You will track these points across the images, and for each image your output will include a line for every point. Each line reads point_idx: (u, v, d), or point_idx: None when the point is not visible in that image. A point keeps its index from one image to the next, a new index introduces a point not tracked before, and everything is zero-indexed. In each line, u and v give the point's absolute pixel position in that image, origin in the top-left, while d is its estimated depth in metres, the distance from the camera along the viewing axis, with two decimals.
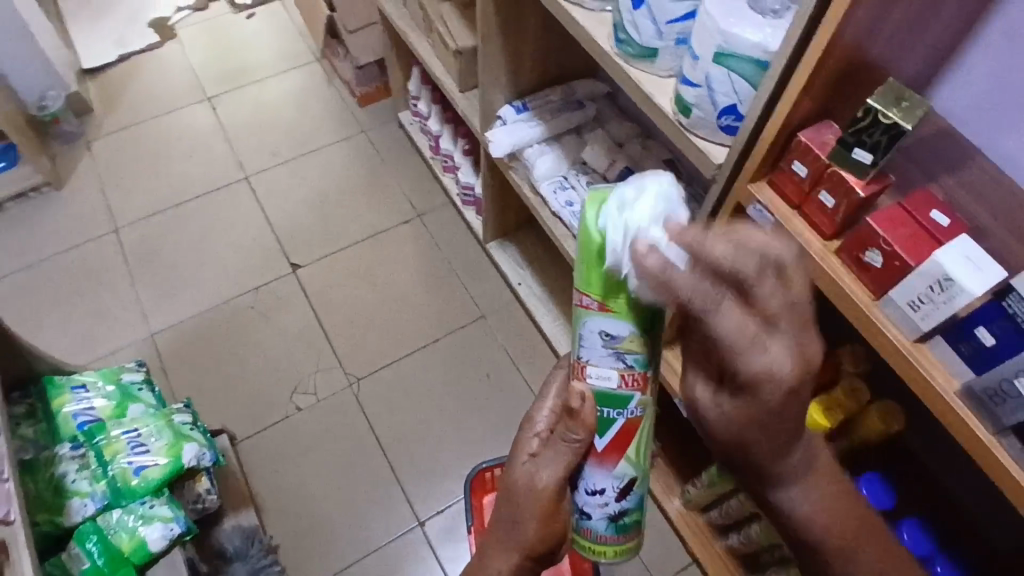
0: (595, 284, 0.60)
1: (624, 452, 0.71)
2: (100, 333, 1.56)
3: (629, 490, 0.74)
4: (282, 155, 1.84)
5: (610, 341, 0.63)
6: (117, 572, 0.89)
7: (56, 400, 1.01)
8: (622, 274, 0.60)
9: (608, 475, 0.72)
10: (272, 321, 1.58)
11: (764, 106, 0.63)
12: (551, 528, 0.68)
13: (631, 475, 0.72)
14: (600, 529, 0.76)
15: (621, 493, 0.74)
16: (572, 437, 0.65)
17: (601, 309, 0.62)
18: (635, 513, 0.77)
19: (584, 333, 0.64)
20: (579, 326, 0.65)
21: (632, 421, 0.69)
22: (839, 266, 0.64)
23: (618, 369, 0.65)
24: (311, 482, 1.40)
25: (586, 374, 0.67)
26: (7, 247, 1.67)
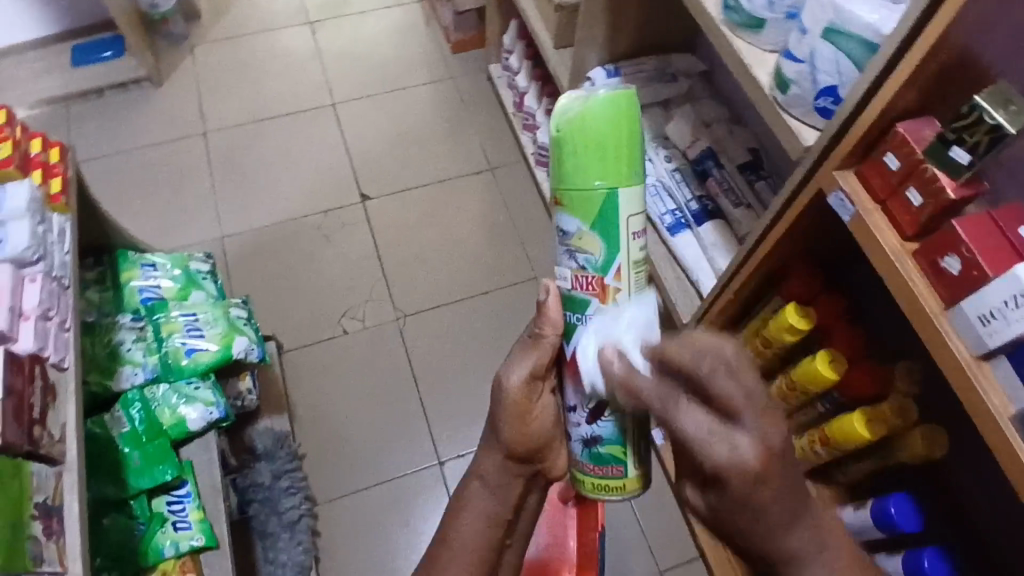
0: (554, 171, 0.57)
1: None
2: (174, 227, 1.64)
3: (602, 414, 0.62)
4: (370, 88, 1.87)
5: (564, 238, 0.59)
6: (153, 441, 0.94)
7: (126, 273, 1.07)
8: (595, 168, 0.55)
9: (579, 390, 0.61)
10: (334, 245, 1.63)
11: (864, 92, 0.62)
12: (531, 433, 0.69)
13: (602, 396, 0.61)
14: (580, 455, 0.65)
15: (599, 414, 0.62)
16: (537, 332, 0.62)
17: (557, 199, 0.58)
18: (615, 448, 0.64)
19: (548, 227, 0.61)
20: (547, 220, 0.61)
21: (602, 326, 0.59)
22: (913, 269, 0.62)
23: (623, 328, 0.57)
24: (343, 403, 1.45)
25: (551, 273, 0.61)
26: (105, 132, 1.77)
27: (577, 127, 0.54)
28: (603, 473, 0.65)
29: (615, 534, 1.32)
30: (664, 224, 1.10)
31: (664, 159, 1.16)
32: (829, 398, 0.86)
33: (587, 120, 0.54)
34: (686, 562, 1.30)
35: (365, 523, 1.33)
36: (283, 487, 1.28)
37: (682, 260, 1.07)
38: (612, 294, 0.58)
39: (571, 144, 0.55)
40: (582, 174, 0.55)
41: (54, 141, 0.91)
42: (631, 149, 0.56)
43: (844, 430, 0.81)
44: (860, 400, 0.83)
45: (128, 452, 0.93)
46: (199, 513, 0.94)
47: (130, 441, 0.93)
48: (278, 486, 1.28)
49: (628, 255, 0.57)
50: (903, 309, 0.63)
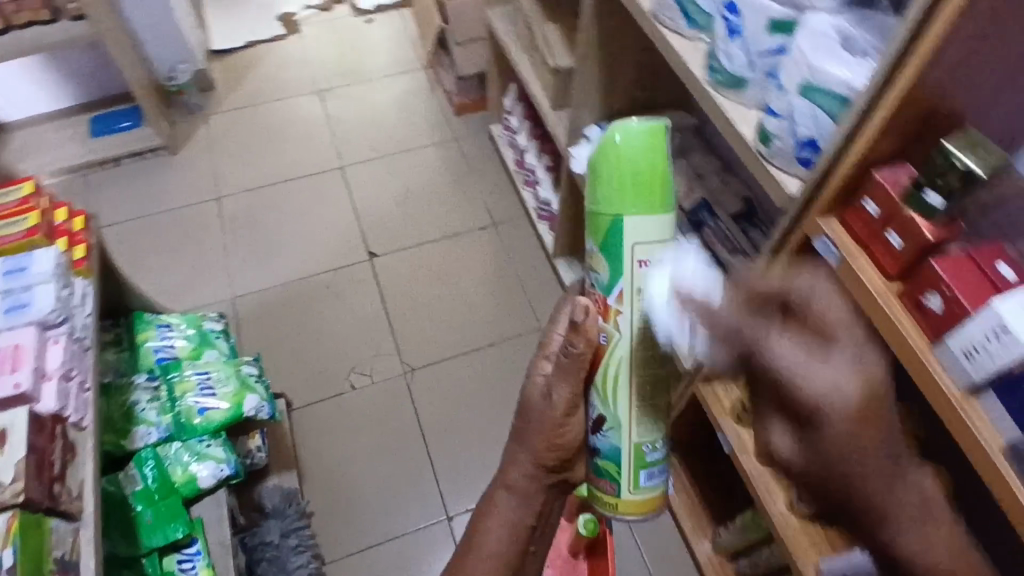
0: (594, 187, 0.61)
1: (598, 374, 0.67)
2: (188, 288, 1.69)
3: (602, 429, 0.69)
4: (377, 151, 1.94)
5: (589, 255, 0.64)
6: (165, 499, 0.95)
7: (141, 334, 1.11)
8: (627, 200, 0.59)
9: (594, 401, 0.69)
10: (342, 301, 1.67)
11: (840, 143, 0.66)
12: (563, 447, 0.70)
13: (600, 410, 0.68)
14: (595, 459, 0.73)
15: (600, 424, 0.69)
16: (572, 351, 0.64)
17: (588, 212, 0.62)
18: (609, 465, 0.70)
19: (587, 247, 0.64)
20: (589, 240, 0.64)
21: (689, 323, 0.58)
22: (898, 308, 0.65)
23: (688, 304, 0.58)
24: (353, 459, 1.45)
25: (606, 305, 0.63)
26: (123, 199, 1.84)
27: (617, 156, 0.58)
28: (599, 484, 0.73)
29: None
30: None
31: None
32: None
33: (628, 149, 0.58)
34: None
35: None
36: (291, 546, 1.28)
37: None
38: (614, 315, 0.63)
39: (608, 172, 0.59)
40: (613, 206, 0.59)
41: (77, 210, 0.96)
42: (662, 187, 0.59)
43: None
44: None
45: (140, 510, 0.94)
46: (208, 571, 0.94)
47: (142, 499, 0.94)
48: (286, 545, 1.27)
49: (631, 284, 0.61)
50: (892, 348, 0.65)
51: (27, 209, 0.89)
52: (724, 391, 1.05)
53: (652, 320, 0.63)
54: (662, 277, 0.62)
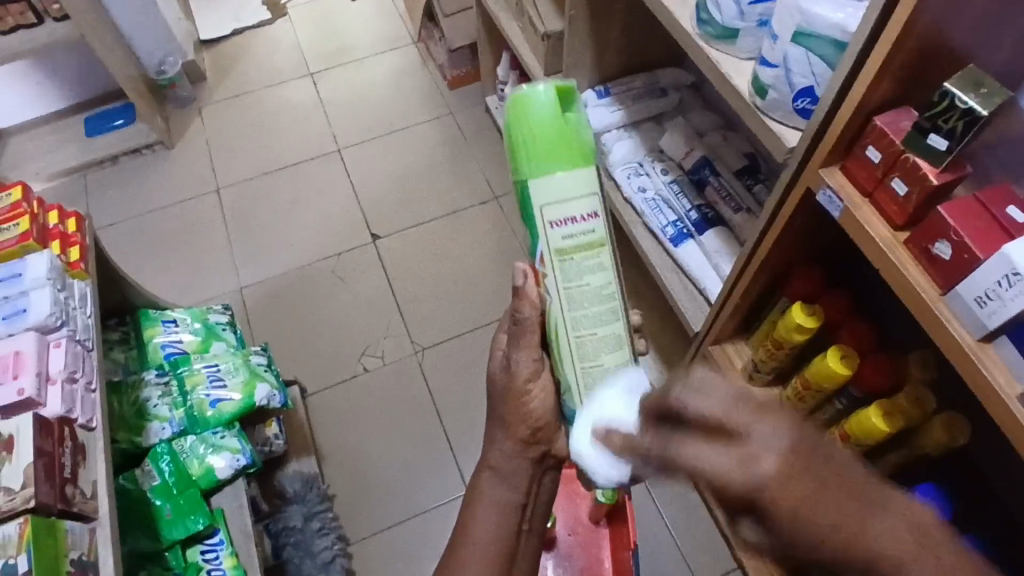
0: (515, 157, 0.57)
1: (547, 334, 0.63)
2: (195, 282, 1.69)
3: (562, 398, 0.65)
4: (373, 131, 1.92)
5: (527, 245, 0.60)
6: (184, 492, 0.97)
7: (148, 330, 1.11)
8: (546, 157, 0.54)
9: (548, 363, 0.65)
10: (348, 285, 1.66)
11: (837, 90, 0.63)
12: (532, 416, 0.67)
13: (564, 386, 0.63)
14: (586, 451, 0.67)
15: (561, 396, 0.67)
16: (520, 317, 0.62)
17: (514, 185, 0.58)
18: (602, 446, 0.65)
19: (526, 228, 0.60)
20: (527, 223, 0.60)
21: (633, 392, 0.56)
22: (906, 258, 0.63)
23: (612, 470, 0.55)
24: (370, 442, 1.46)
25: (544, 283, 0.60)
26: (124, 197, 1.84)
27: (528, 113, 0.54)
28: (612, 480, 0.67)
29: (651, 551, 1.30)
30: (665, 237, 1.11)
31: (662, 172, 1.17)
32: (846, 394, 0.86)
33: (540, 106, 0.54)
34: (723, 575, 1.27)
35: (400, 559, 1.34)
36: (315, 529, 1.29)
37: (688, 270, 1.08)
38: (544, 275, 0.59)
39: (523, 131, 0.54)
40: (532, 163, 0.55)
41: (71, 212, 0.96)
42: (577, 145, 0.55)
43: (864, 425, 0.80)
44: (875, 393, 0.82)
45: (160, 504, 0.95)
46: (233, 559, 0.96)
47: (161, 493, 0.96)
48: (310, 528, 1.29)
49: (549, 244, 0.57)
50: (901, 299, 0.64)
51: (16, 214, 0.89)
52: (735, 352, 1.03)
53: (586, 277, 0.58)
54: (587, 233, 0.57)
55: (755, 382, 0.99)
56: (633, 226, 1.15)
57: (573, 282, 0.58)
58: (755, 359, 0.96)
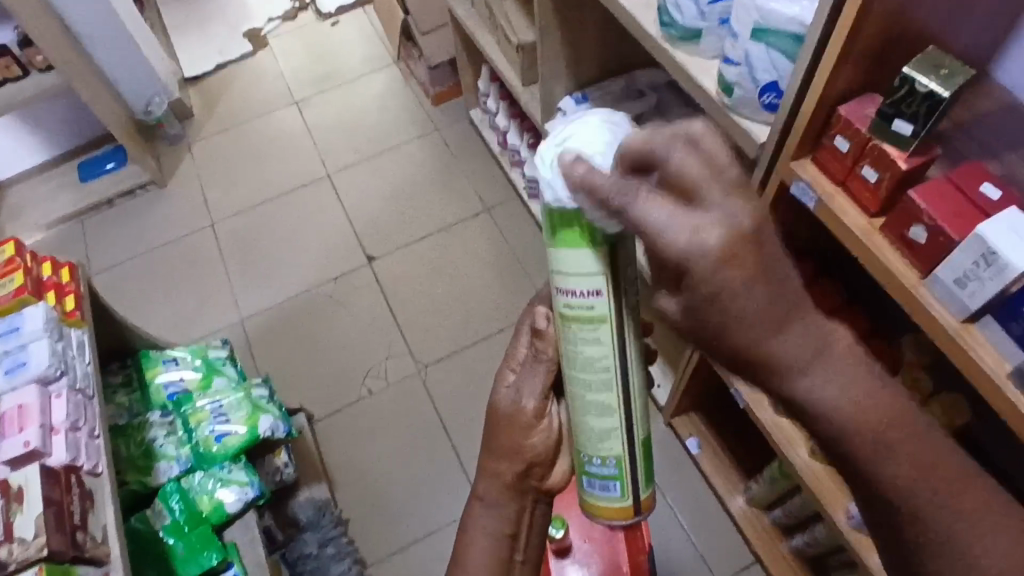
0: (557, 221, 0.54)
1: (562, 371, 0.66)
2: (197, 317, 1.70)
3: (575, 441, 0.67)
4: (361, 154, 1.93)
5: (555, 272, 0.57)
6: (195, 529, 0.97)
7: (150, 371, 1.12)
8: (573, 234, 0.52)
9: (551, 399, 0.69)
10: (348, 308, 1.68)
11: (800, 83, 0.64)
12: (530, 451, 0.71)
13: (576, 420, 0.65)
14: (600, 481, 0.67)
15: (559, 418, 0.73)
16: (543, 357, 0.68)
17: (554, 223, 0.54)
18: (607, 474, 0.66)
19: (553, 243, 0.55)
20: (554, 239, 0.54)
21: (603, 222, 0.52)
22: (883, 244, 0.63)
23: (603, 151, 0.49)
24: (380, 463, 1.47)
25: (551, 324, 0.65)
26: (122, 239, 1.86)
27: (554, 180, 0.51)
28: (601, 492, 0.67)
29: (667, 551, 1.30)
30: None
31: None
32: None
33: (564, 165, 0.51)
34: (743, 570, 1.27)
35: None
36: (331, 554, 1.30)
37: None
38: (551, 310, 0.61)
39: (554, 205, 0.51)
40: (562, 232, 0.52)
41: (63, 261, 0.97)
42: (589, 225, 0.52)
43: None
44: None
45: (173, 543, 0.96)
46: None
47: (173, 532, 0.96)
48: (326, 554, 1.30)
49: (555, 304, 0.57)
50: (883, 285, 0.64)
51: (11, 269, 0.90)
52: None
53: (597, 343, 0.58)
54: (587, 308, 0.55)
55: None
56: None
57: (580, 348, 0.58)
58: None
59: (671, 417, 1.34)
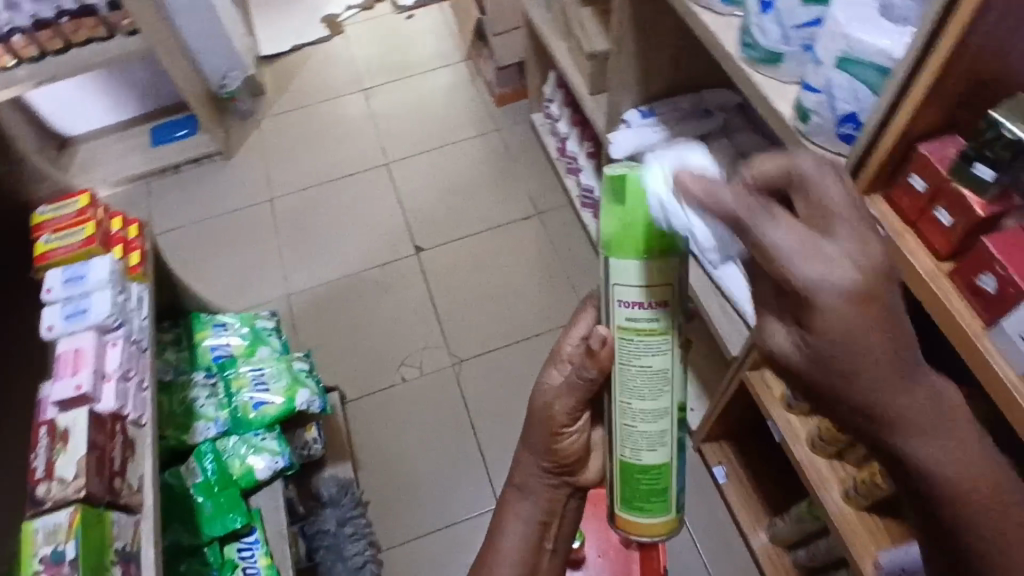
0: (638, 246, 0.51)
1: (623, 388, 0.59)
2: (247, 288, 1.75)
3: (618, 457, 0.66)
4: (421, 146, 1.96)
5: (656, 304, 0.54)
6: (224, 490, 1.01)
7: (199, 333, 1.17)
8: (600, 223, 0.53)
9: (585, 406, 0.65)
10: (391, 295, 1.70)
11: (883, 115, 0.63)
12: (558, 455, 0.70)
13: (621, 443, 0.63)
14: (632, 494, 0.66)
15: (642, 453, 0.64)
16: (585, 375, 0.61)
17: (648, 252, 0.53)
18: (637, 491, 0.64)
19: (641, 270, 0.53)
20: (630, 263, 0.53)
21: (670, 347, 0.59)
22: (950, 289, 0.61)
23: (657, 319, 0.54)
24: (404, 453, 1.48)
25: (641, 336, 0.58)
26: (185, 204, 1.92)
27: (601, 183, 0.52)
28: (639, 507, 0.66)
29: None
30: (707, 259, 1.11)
31: None
32: None
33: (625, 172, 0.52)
34: None
35: (431, 570, 1.35)
36: (348, 533, 1.32)
37: (731, 295, 1.07)
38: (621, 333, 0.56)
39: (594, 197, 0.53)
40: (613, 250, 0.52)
41: (132, 218, 1.02)
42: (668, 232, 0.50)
43: None
44: None
45: (201, 501, 0.99)
46: (267, 558, 1.00)
47: (203, 490, 1.00)
48: (343, 532, 1.32)
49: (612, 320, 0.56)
50: (944, 330, 0.62)
51: (82, 220, 0.94)
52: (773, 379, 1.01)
53: (647, 358, 0.56)
54: (648, 321, 0.55)
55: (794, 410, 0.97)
56: None
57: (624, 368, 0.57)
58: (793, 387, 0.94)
59: (701, 442, 1.32)
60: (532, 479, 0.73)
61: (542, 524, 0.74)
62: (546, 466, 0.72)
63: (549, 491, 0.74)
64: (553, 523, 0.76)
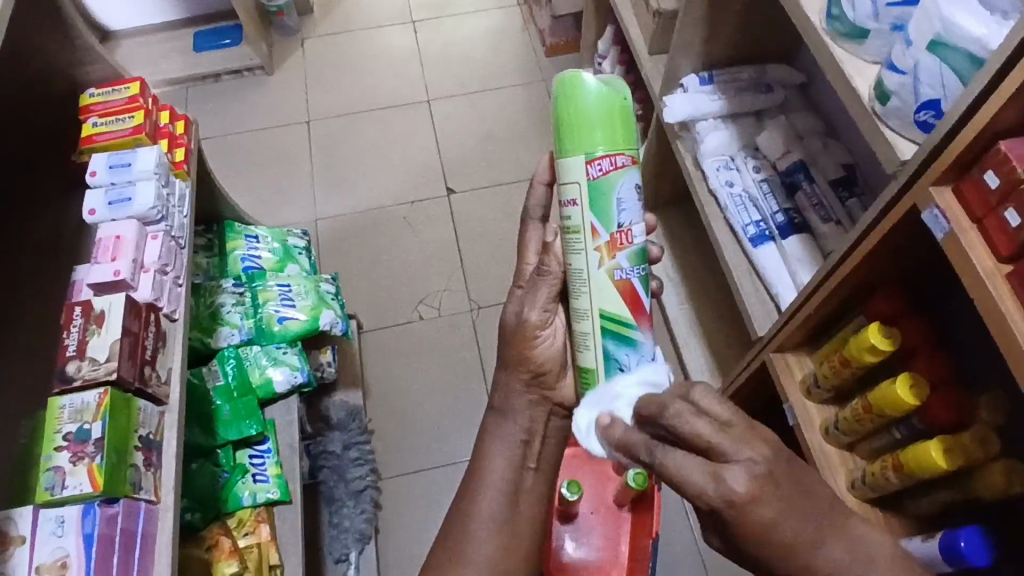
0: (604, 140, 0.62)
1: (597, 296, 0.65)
2: (275, 206, 1.75)
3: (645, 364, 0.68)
4: (465, 87, 1.93)
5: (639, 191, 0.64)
6: (243, 397, 1.02)
7: (231, 242, 1.17)
8: (587, 134, 0.62)
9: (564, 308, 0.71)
10: (417, 233, 1.70)
11: (966, 107, 0.61)
12: (534, 362, 0.74)
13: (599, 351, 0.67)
14: None
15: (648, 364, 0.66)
16: (545, 269, 0.70)
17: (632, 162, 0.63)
18: None
19: (620, 196, 0.62)
20: (611, 192, 0.62)
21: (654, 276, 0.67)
22: (1005, 291, 0.60)
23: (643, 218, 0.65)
24: (413, 388, 1.50)
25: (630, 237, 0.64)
26: (223, 115, 1.91)
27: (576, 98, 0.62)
28: None
29: (668, 544, 1.29)
30: (746, 236, 1.10)
31: (753, 169, 1.15)
32: (906, 424, 0.82)
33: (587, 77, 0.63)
34: None
35: (425, 503, 1.38)
36: (352, 458, 1.35)
37: (762, 273, 1.07)
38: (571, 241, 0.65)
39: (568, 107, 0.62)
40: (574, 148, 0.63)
41: (180, 115, 1.01)
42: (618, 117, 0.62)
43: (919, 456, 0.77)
44: (937, 428, 0.79)
45: (219, 404, 1.01)
46: (276, 468, 1.02)
47: (223, 394, 1.02)
48: (347, 456, 1.35)
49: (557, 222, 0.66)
50: (991, 333, 0.61)
51: (132, 108, 0.93)
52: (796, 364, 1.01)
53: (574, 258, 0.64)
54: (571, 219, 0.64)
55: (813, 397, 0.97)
56: (714, 220, 1.15)
57: (593, 271, 0.64)
58: (816, 374, 0.94)
59: None
60: (515, 398, 0.76)
61: (524, 442, 0.76)
62: (523, 378, 0.76)
63: (530, 411, 0.77)
64: (534, 444, 0.77)
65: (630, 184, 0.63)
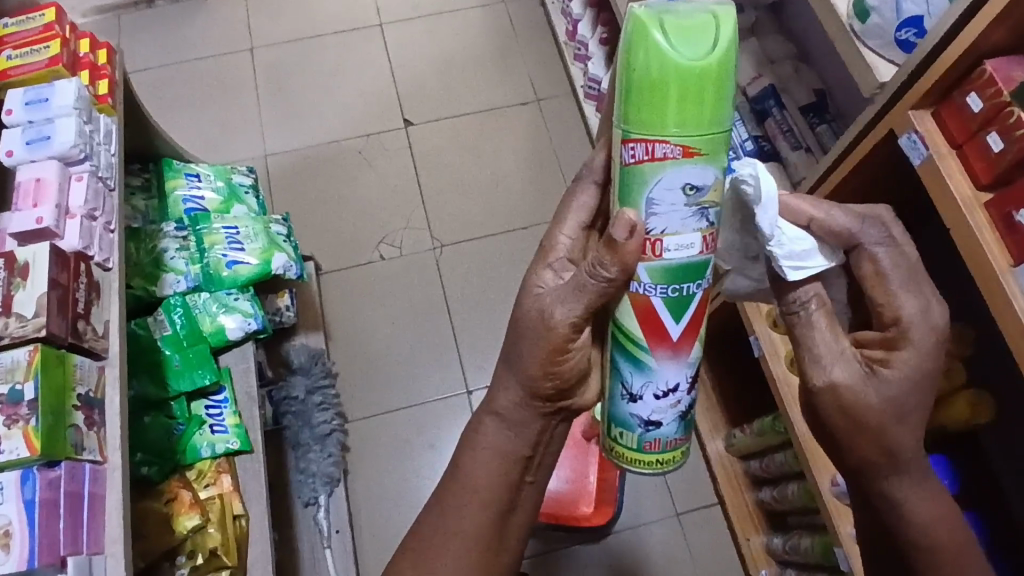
0: (684, 119, 0.47)
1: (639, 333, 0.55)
2: (221, 142, 1.65)
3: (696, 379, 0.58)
4: (420, 9, 1.81)
5: (690, 195, 0.50)
6: (193, 346, 0.98)
7: (171, 182, 1.09)
8: (668, 106, 0.47)
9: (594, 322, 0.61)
10: (374, 169, 1.62)
11: (954, 22, 0.57)
12: (563, 375, 0.60)
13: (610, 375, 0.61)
14: (671, 434, 0.58)
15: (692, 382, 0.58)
16: (602, 275, 0.53)
17: (682, 155, 0.48)
18: None
19: (654, 194, 0.50)
20: (646, 187, 0.50)
21: (707, 296, 0.55)
22: (982, 220, 0.58)
23: (700, 231, 0.51)
24: (376, 330, 1.46)
25: (663, 247, 0.51)
26: (157, 42, 1.76)
27: (668, 68, 0.46)
28: (674, 444, 0.59)
29: (635, 475, 1.31)
30: None
31: None
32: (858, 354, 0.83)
33: (676, 25, 0.46)
34: (704, 508, 1.29)
35: (392, 444, 1.37)
36: (316, 403, 1.32)
37: None
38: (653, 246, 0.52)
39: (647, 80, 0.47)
40: (648, 111, 0.48)
41: (101, 42, 0.92)
42: (721, 91, 0.47)
43: None
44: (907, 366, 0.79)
45: (169, 354, 0.97)
46: (235, 418, 0.99)
47: (171, 343, 0.97)
48: (311, 401, 1.32)
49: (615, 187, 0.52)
50: (966, 263, 0.60)
51: (47, 36, 0.84)
52: None
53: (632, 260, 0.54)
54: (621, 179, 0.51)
55: (778, 329, 0.97)
56: None
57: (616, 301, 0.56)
58: None
59: None
60: None
61: None
62: (545, 390, 0.62)
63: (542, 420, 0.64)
64: (537, 458, 0.67)
65: (676, 183, 0.49)
